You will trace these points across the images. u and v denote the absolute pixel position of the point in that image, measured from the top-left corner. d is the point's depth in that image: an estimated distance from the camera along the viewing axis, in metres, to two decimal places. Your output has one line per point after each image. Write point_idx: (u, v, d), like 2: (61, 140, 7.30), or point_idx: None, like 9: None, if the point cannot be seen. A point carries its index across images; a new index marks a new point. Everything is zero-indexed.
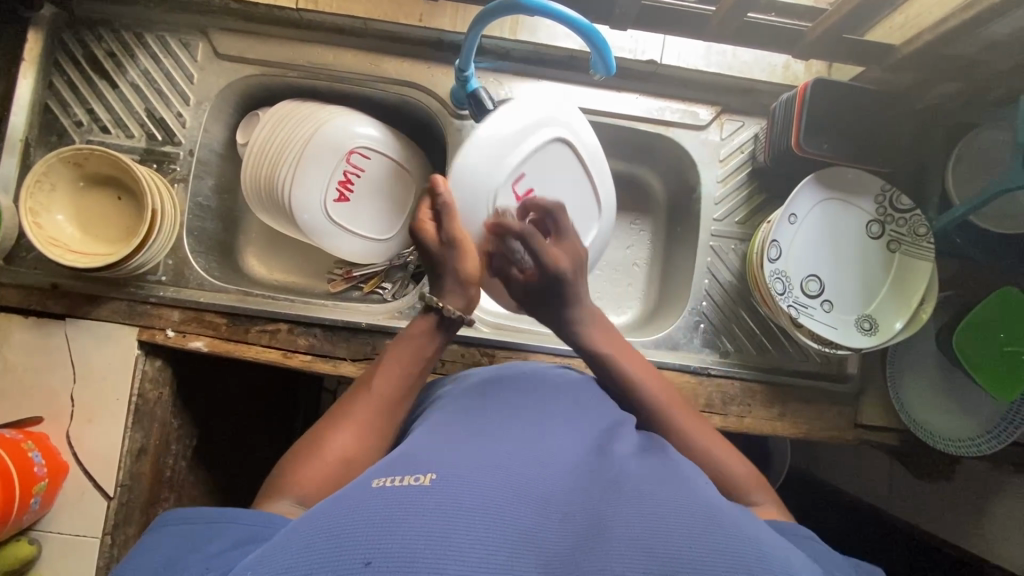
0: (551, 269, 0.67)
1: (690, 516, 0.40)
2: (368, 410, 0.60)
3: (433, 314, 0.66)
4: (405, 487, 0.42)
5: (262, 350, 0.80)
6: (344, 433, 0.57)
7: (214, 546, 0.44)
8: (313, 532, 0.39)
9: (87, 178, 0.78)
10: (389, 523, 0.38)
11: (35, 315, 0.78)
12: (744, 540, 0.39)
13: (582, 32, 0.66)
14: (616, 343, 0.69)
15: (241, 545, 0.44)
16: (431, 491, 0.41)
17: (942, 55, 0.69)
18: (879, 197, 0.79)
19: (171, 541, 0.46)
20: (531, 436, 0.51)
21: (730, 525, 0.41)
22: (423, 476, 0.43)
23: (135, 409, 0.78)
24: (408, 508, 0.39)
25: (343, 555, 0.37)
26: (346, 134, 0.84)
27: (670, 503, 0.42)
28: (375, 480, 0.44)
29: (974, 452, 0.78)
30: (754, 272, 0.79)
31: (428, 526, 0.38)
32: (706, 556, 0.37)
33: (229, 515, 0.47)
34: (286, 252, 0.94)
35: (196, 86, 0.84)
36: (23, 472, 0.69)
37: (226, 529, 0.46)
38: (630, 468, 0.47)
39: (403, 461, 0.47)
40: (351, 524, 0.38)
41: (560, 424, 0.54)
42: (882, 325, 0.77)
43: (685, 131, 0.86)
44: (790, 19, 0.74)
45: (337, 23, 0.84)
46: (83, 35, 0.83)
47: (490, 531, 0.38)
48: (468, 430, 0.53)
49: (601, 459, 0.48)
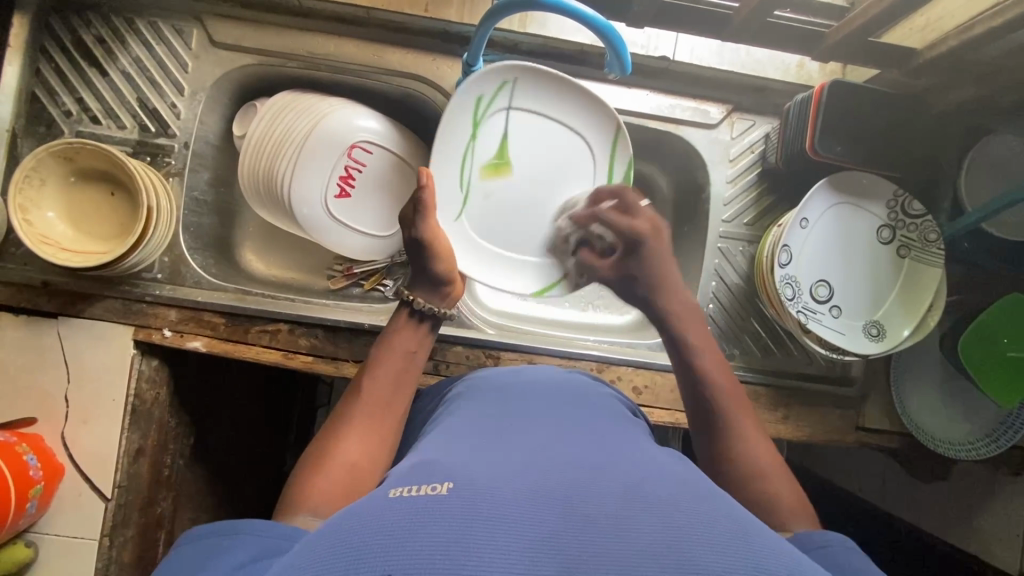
0: (636, 238, 0.73)
1: (711, 522, 0.39)
2: (371, 414, 0.60)
3: (404, 307, 0.68)
4: (423, 497, 0.40)
5: (262, 351, 0.78)
6: (348, 440, 0.56)
7: (231, 559, 0.42)
8: (331, 545, 0.37)
9: (78, 172, 0.75)
10: (407, 535, 0.36)
11: (26, 312, 0.76)
12: (767, 555, 0.37)
13: (597, 30, 0.64)
14: (723, 369, 0.65)
15: (263, 556, 0.43)
16: (450, 501, 0.39)
17: (963, 60, 0.68)
18: (890, 202, 0.78)
19: (187, 559, 0.44)
20: (549, 442, 0.50)
21: (755, 536, 0.39)
22: (440, 485, 0.41)
23: (132, 410, 0.76)
24: (426, 519, 0.38)
25: (361, 563, 0.35)
26: (346, 127, 0.81)
27: (691, 509, 0.40)
28: (392, 491, 0.42)
29: (971, 455, 0.79)
30: (763, 277, 0.78)
31: (448, 538, 0.36)
32: (730, 563, 0.36)
33: (245, 525, 0.45)
34: (285, 247, 0.92)
35: (191, 76, 0.80)
36: (19, 475, 0.68)
37: (241, 539, 0.44)
38: (648, 472, 0.46)
39: (418, 469, 0.46)
40: (367, 534, 0.37)
41: (576, 430, 0.53)
42: (889, 332, 0.77)
43: (695, 130, 0.84)
44: (810, 16, 0.72)
45: (338, 12, 0.81)
46: (71, 20, 0.79)
47: (512, 542, 0.37)
48: (484, 436, 0.51)
49: (620, 466, 0.47)
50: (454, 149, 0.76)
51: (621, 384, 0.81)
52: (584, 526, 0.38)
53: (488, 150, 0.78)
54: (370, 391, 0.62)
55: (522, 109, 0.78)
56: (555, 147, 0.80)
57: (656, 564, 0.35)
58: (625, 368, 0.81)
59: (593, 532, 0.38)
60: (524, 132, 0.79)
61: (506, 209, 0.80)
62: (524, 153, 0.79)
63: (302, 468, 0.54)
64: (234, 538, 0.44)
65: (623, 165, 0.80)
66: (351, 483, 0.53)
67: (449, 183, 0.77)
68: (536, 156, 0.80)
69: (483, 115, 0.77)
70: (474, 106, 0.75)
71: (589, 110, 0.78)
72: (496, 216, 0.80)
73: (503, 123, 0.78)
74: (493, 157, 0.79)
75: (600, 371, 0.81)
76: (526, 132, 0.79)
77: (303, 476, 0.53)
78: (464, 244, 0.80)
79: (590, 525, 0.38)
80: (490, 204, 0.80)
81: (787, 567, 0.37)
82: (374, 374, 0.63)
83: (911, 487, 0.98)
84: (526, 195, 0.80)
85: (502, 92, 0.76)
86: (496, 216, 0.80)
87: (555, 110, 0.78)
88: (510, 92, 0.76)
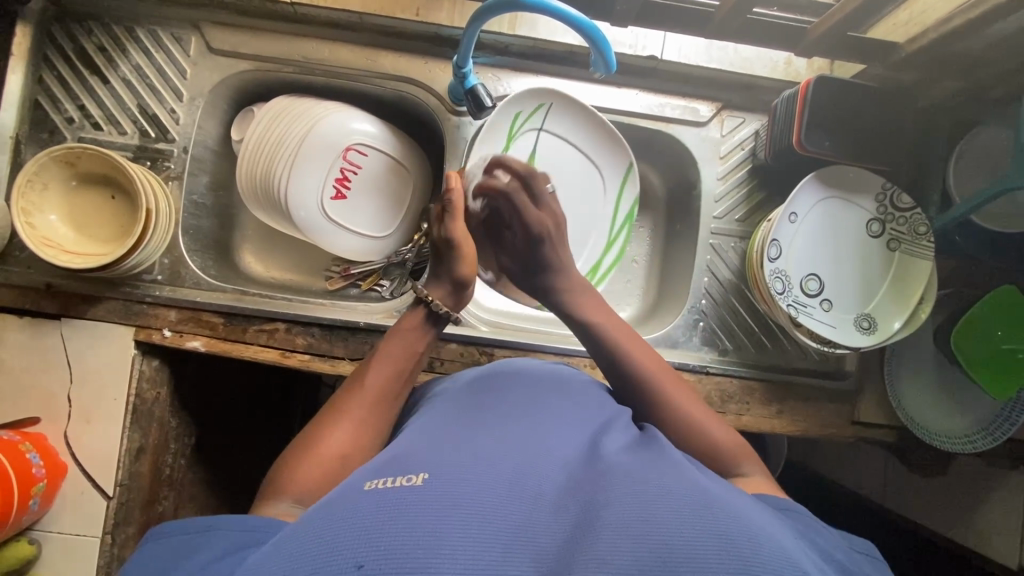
0: (540, 234, 0.73)
1: (680, 501, 0.40)
2: (365, 405, 0.60)
3: (421, 305, 0.69)
4: (397, 488, 0.41)
5: (260, 350, 0.79)
6: (342, 428, 0.57)
7: (202, 554, 0.43)
8: (306, 537, 0.38)
9: (80, 177, 0.77)
10: (379, 527, 0.37)
11: (29, 314, 0.78)
12: (732, 522, 0.38)
13: (581, 29, 0.65)
14: (605, 314, 0.70)
15: (235, 552, 0.43)
16: (423, 492, 0.40)
17: (947, 53, 0.69)
18: (880, 195, 0.79)
19: (163, 551, 0.45)
20: (530, 431, 0.50)
21: (722, 507, 0.40)
22: (416, 477, 0.42)
23: (133, 409, 0.77)
24: (400, 509, 0.38)
25: (334, 555, 0.36)
26: (342, 129, 0.83)
27: (663, 494, 0.40)
28: (369, 483, 0.43)
29: (970, 449, 0.79)
30: (754, 271, 0.79)
31: (418, 528, 0.37)
32: (700, 544, 0.36)
33: (221, 521, 0.46)
34: (283, 250, 0.94)
35: (189, 82, 0.82)
36: (22, 473, 0.69)
37: (214, 536, 0.45)
38: (623, 460, 0.47)
39: (398, 460, 0.47)
40: (343, 524, 0.38)
41: (559, 420, 0.54)
42: (880, 324, 0.78)
43: (685, 128, 0.86)
44: (794, 13, 0.73)
45: (332, 18, 0.82)
46: (72, 29, 0.81)
47: (483, 531, 0.37)
48: (466, 426, 0.52)
49: (596, 457, 0.47)
50: (491, 161, 0.83)
51: None
52: None
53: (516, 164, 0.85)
54: (367, 386, 0.62)
55: (551, 131, 0.85)
56: (573, 171, 0.87)
57: (625, 546, 0.36)
58: None
59: None
60: (550, 151, 0.86)
61: None
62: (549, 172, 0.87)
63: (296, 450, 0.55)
64: (208, 534, 0.45)
65: (629, 197, 0.90)
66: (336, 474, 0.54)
67: None
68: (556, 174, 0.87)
69: (517, 130, 0.83)
70: (513, 121, 0.81)
71: (599, 142, 0.86)
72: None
73: (532, 141, 0.85)
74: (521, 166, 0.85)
75: (594, 367, 0.81)
76: (551, 156, 0.86)
77: (293, 461, 0.54)
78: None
79: None
80: None
81: (757, 538, 0.37)
82: (373, 371, 0.63)
83: (910, 482, 0.97)
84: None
85: (538, 114, 0.83)
86: None
87: (578, 139, 0.86)
88: (544, 116, 0.84)
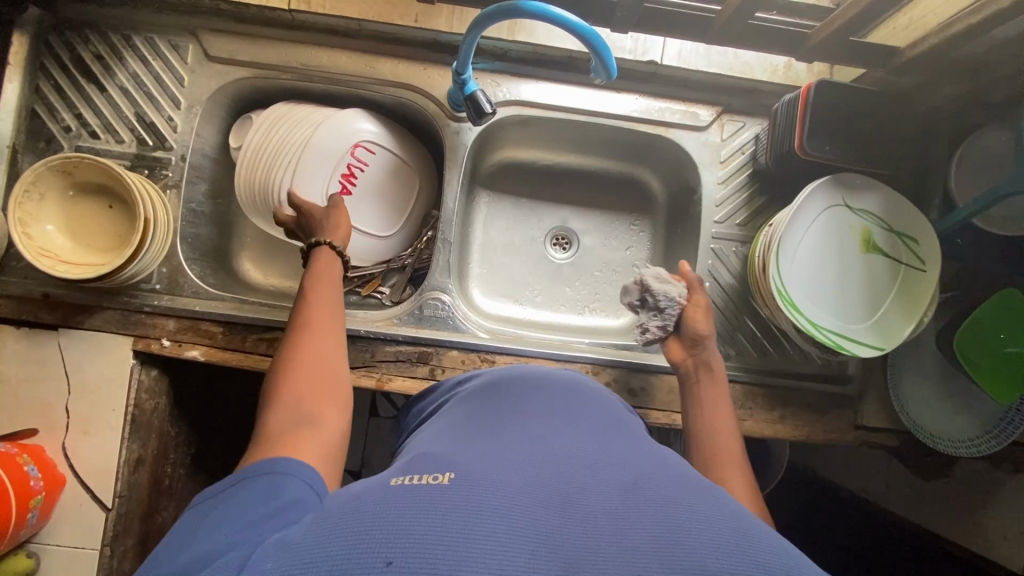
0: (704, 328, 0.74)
1: (712, 518, 0.39)
2: (323, 327, 0.64)
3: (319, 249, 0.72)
4: (424, 486, 0.41)
5: (260, 359, 0.79)
6: (311, 346, 0.62)
7: (236, 507, 0.44)
8: (334, 528, 0.38)
9: (77, 186, 0.77)
10: (409, 523, 0.37)
11: (27, 324, 0.77)
12: (766, 548, 0.38)
13: (580, 35, 0.64)
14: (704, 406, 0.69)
15: (267, 498, 0.44)
16: (450, 490, 0.40)
17: (947, 57, 0.69)
18: (884, 200, 0.78)
19: (205, 511, 0.45)
20: (550, 431, 0.50)
21: (754, 531, 0.39)
22: (441, 475, 0.42)
23: (131, 419, 0.77)
24: (430, 508, 0.38)
25: (364, 551, 0.35)
26: (348, 129, 0.82)
27: (693, 509, 0.40)
28: (395, 480, 0.43)
29: (972, 453, 0.76)
30: (757, 278, 0.80)
31: (449, 526, 0.36)
32: (733, 567, 0.35)
33: (249, 473, 0.47)
34: (280, 257, 0.93)
35: (187, 90, 0.82)
36: (21, 487, 0.69)
37: (245, 486, 0.46)
38: (647, 465, 0.46)
39: (421, 460, 0.46)
40: (371, 521, 0.37)
41: (578, 420, 0.53)
42: (888, 327, 0.77)
43: (685, 132, 0.85)
44: (794, 18, 0.73)
45: (330, 24, 0.82)
46: (69, 37, 0.81)
47: (512, 531, 0.37)
48: (487, 428, 0.52)
49: (621, 457, 0.47)
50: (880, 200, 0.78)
51: (616, 387, 0.81)
52: (583, 520, 0.38)
53: (877, 230, 0.78)
54: (311, 309, 0.65)
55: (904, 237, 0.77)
56: (872, 285, 0.78)
57: (656, 560, 0.35)
58: (620, 371, 0.82)
59: (591, 527, 0.37)
60: (878, 271, 0.79)
61: (831, 265, 0.79)
62: (876, 269, 0.78)
63: (276, 376, 0.59)
64: (241, 486, 0.46)
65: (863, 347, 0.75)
66: (325, 386, 0.58)
67: (874, 198, 0.78)
68: (852, 262, 0.79)
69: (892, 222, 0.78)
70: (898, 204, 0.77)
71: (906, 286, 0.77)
72: (807, 244, 0.78)
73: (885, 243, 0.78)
74: (872, 239, 0.78)
75: (594, 374, 0.81)
76: (891, 263, 0.78)
77: (276, 385, 0.57)
78: (815, 219, 0.78)
79: (588, 520, 0.38)
80: (843, 252, 0.79)
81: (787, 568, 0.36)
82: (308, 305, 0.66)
83: (914, 486, 0.97)
84: (854, 272, 0.79)
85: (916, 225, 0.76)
86: (816, 258, 0.79)
87: (887, 267, 0.78)
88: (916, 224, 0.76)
